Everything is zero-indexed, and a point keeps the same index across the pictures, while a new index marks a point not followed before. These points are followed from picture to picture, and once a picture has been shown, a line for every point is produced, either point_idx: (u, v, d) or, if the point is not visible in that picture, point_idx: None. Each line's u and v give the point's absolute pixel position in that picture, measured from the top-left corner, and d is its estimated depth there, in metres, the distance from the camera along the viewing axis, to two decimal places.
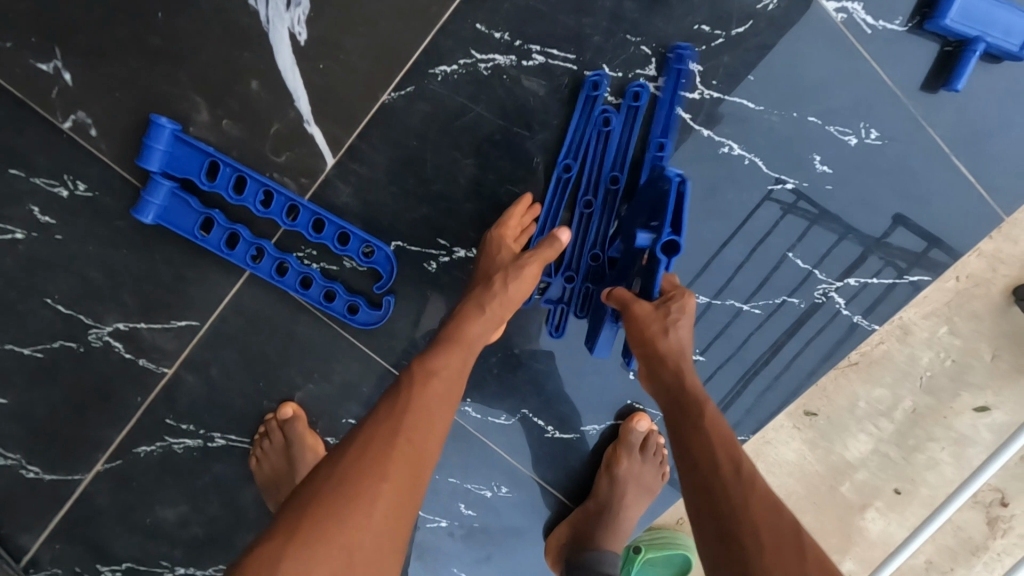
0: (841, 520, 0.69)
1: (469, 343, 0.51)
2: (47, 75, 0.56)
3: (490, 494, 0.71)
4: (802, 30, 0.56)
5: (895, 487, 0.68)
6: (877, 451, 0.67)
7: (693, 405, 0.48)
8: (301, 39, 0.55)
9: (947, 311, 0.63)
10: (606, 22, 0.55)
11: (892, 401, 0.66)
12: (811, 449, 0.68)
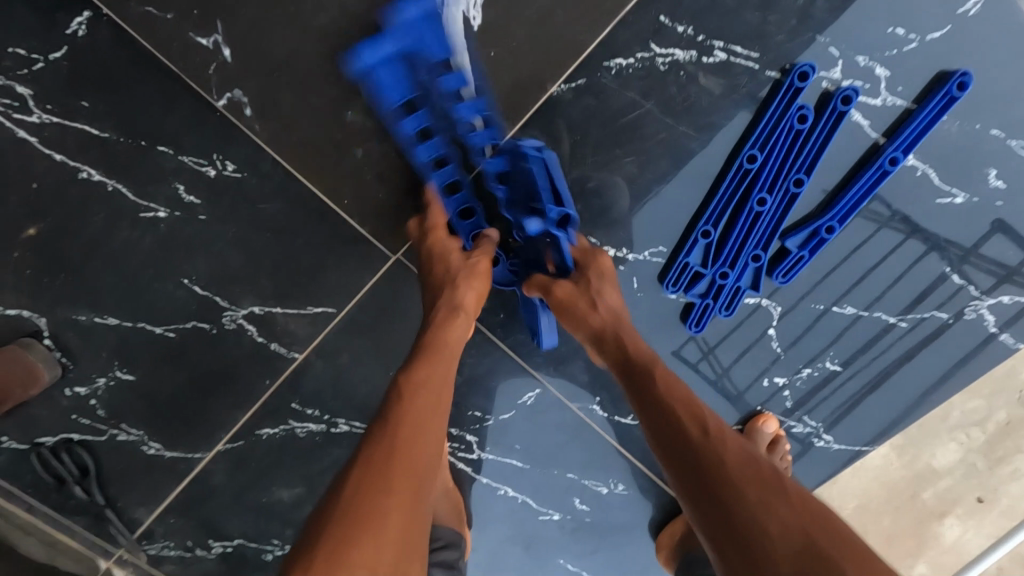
0: (919, 524, 0.66)
1: (448, 336, 0.50)
2: (206, 50, 0.56)
3: (605, 492, 0.71)
4: (1001, 37, 0.53)
5: (976, 495, 0.65)
6: (965, 460, 0.65)
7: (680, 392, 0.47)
8: (475, 23, 0.54)
9: None
10: (793, 21, 0.53)
11: (985, 411, 0.64)
12: (897, 454, 0.66)
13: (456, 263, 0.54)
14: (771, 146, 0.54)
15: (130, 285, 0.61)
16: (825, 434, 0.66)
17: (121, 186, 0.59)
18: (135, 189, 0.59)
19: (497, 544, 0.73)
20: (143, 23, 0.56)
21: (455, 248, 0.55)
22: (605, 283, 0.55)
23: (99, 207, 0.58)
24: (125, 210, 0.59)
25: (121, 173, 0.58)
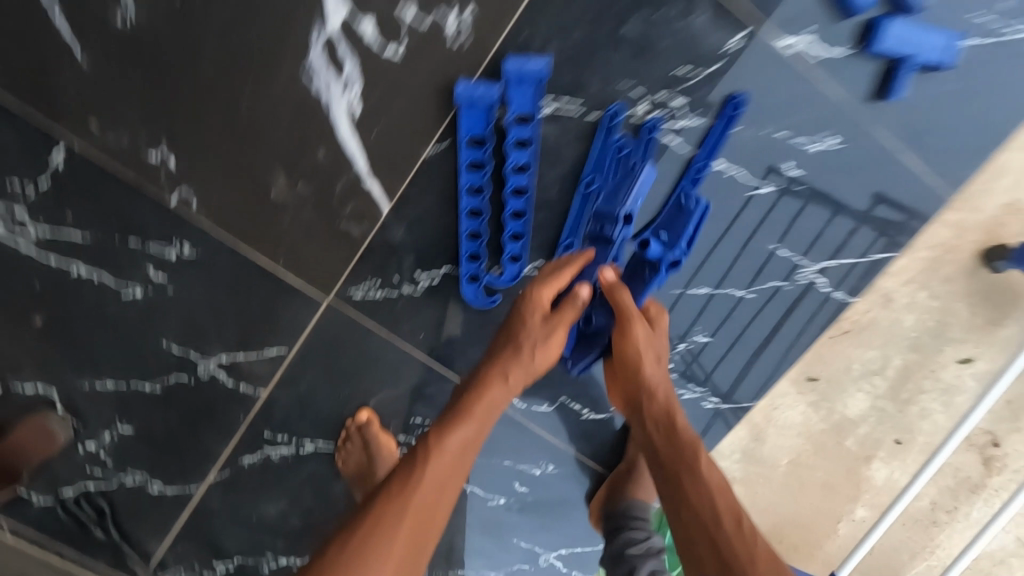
0: (849, 469, 0.83)
1: (479, 421, 0.62)
2: (157, 162, 0.69)
3: (539, 472, 0.84)
4: (766, 64, 0.67)
5: (894, 438, 0.81)
6: (874, 407, 0.80)
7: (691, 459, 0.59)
8: (356, 113, 0.68)
9: (922, 278, 0.75)
10: (603, 72, 0.67)
11: (882, 360, 0.78)
12: (815, 409, 0.81)
13: (540, 335, 0.66)
14: (603, 172, 0.69)
15: (120, 351, 0.76)
16: (712, 397, 0.81)
17: (103, 276, 0.72)
18: (115, 275, 0.73)
19: (458, 530, 0.86)
20: (106, 149, 0.68)
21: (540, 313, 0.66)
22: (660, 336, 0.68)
23: (88, 293, 0.73)
24: (108, 292, 0.73)
25: (101, 265, 0.72)
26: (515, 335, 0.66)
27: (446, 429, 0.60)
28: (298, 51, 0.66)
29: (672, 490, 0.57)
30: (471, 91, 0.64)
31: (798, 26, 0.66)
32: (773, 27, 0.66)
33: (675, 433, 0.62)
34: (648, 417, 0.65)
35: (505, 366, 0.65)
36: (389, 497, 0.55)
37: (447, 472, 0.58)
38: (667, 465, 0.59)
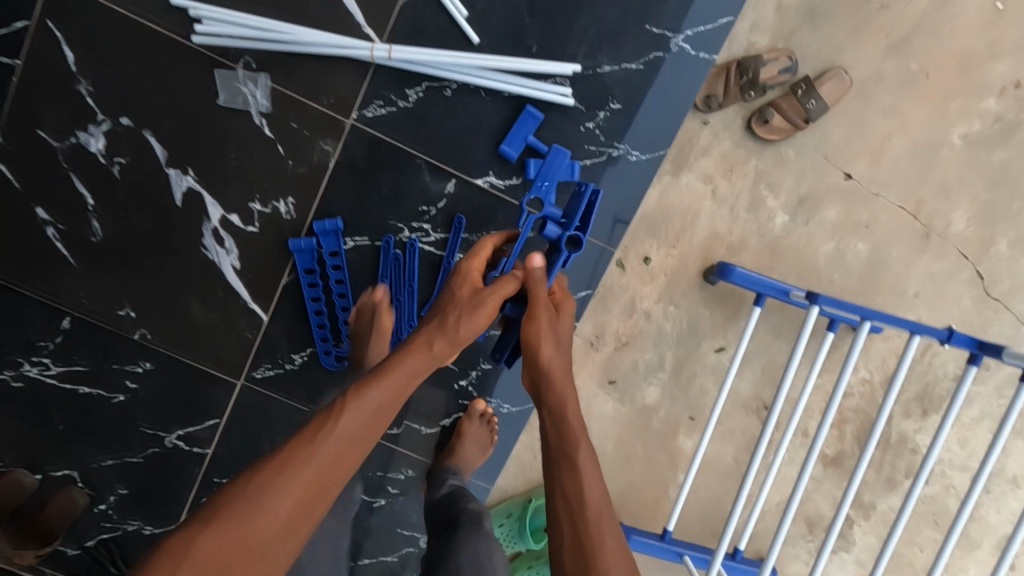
0: (661, 436, 1.43)
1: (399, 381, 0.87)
2: (122, 315, 1.13)
3: (402, 475, 1.32)
4: (472, 195, 1.12)
5: (689, 416, 1.43)
6: (663, 392, 1.42)
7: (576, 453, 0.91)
8: (236, 265, 1.12)
9: (667, 297, 1.38)
10: (377, 216, 1.12)
11: (658, 358, 1.40)
12: (621, 400, 1.42)
13: (473, 317, 0.92)
14: (390, 276, 1.13)
15: (114, 437, 1.17)
16: (504, 404, 1.32)
17: (98, 390, 1.15)
18: (105, 388, 1.16)
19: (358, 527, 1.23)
20: (94, 312, 1.13)
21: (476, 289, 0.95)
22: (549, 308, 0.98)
23: (90, 402, 1.16)
24: (102, 400, 1.16)
25: (96, 384, 1.15)
26: (455, 317, 0.92)
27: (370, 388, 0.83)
28: (197, 237, 1.11)
29: (558, 473, 0.91)
30: (299, 242, 1.09)
31: (484, 172, 1.11)
32: (470, 173, 1.11)
33: (568, 431, 0.93)
34: (547, 407, 0.96)
35: (437, 340, 0.90)
36: (319, 431, 0.79)
37: (363, 418, 0.82)
38: (562, 450, 0.92)
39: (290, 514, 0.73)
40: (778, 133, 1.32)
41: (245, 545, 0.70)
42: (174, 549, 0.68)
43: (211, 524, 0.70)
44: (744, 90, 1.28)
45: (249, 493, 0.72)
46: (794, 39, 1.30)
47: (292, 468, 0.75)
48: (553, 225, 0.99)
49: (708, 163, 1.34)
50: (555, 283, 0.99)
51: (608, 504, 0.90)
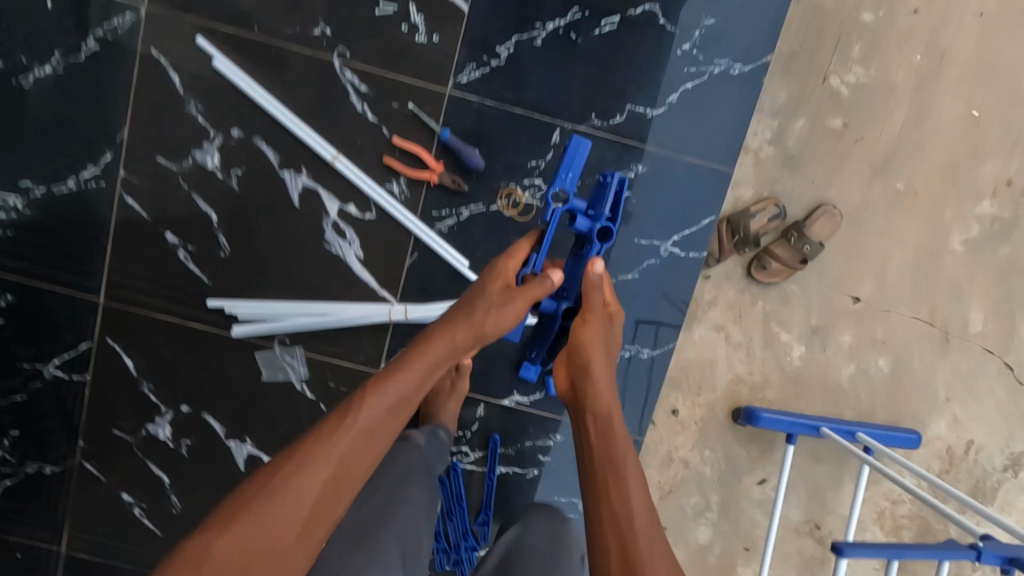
0: (721, 569, 1.48)
1: (419, 376, 0.88)
2: None
3: None
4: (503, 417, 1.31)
5: (745, 546, 1.47)
6: (714, 529, 1.46)
7: (616, 474, 0.90)
8: None
9: (701, 443, 1.43)
10: None
11: (704, 499, 1.45)
12: (677, 543, 1.47)
13: (502, 312, 0.93)
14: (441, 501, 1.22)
15: None
16: None
17: None
18: None
19: None
20: None
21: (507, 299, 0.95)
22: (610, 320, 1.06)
23: None
24: None
25: None
26: (471, 298, 0.96)
27: (386, 385, 0.84)
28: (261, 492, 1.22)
29: (600, 496, 0.88)
30: None
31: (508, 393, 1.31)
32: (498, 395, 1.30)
33: (610, 454, 0.92)
34: (591, 408, 0.97)
35: (454, 329, 0.92)
36: (337, 428, 0.80)
37: (381, 416, 0.82)
38: (605, 476, 0.90)
39: (310, 512, 0.75)
40: (779, 275, 1.36)
41: (269, 551, 0.72)
42: (201, 539, 0.71)
43: (231, 508, 0.73)
44: (738, 246, 1.33)
45: (267, 477, 0.75)
46: (778, 187, 1.35)
47: (310, 452, 0.77)
48: (582, 217, 1.01)
49: (718, 314, 1.39)
50: (592, 288, 1.01)
51: (643, 485, 0.90)
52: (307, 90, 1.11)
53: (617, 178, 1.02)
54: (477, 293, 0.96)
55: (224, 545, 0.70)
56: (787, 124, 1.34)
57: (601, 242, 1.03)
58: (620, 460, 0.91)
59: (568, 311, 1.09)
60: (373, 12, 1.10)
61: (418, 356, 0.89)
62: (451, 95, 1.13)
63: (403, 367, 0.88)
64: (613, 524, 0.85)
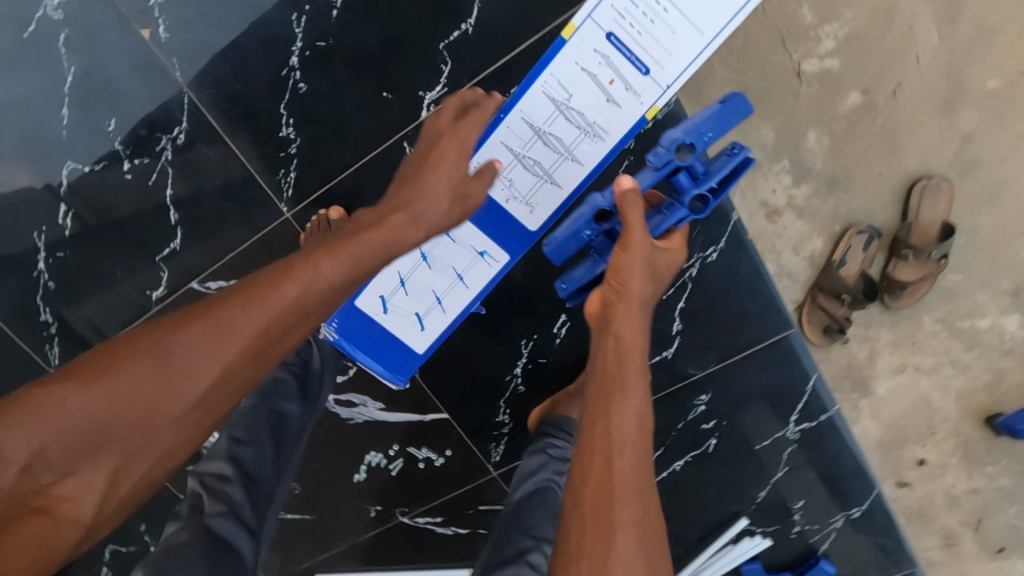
0: None
1: (378, 239, 0.65)
2: None
3: None
4: None
5: None
6: None
7: (620, 379, 0.66)
8: None
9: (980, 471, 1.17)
10: None
11: None
12: None
13: (433, 194, 0.70)
14: None
15: None
16: None
17: None
18: None
19: None
20: None
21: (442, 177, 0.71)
22: (661, 255, 0.75)
23: None
24: None
25: None
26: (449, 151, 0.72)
27: (322, 254, 0.62)
28: None
29: (598, 403, 0.65)
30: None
31: None
32: None
33: (620, 358, 0.68)
34: (614, 332, 0.71)
35: (419, 201, 0.69)
36: (263, 286, 0.59)
37: (305, 293, 0.59)
38: (603, 380, 0.67)
39: (202, 392, 0.56)
40: (922, 287, 1.05)
41: (148, 408, 0.54)
42: (69, 386, 0.53)
43: (128, 345, 0.55)
44: (854, 307, 1.04)
45: (168, 332, 0.55)
46: (846, 213, 1.04)
47: (223, 319, 0.56)
48: (682, 174, 0.75)
49: (892, 357, 1.11)
50: (638, 211, 0.73)
51: (647, 439, 0.63)
52: (409, 549, 1.13)
53: (747, 155, 0.76)
54: (433, 161, 0.72)
55: (92, 398, 0.53)
56: (800, 154, 1.01)
57: (691, 213, 0.76)
58: (630, 372, 0.66)
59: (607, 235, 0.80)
60: (391, 473, 1.07)
61: (357, 234, 0.65)
62: (502, 472, 1.06)
63: (349, 233, 0.65)
64: (600, 449, 0.62)
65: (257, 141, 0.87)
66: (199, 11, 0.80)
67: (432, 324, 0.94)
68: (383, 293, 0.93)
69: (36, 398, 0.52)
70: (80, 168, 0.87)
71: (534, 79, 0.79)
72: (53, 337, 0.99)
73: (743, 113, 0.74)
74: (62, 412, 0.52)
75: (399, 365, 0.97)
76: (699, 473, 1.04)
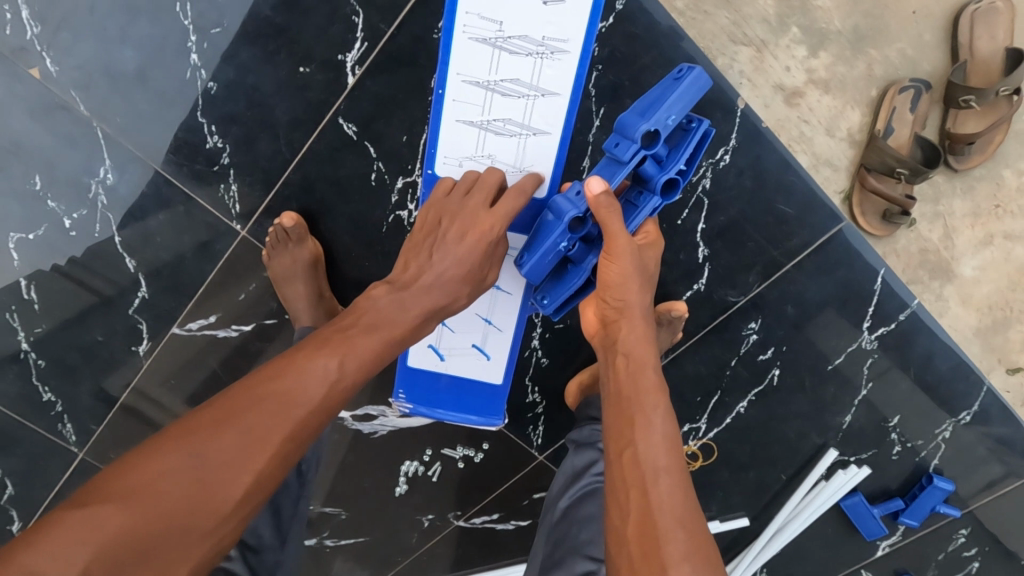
0: None
1: (394, 330, 0.57)
2: None
3: None
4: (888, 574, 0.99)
5: None
6: None
7: (640, 401, 0.56)
8: None
9: None
10: None
11: None
12: None
13: (448, 284, 0.62)
14: None
15: None
16: None
17: None
18: None
19: None
20: None
21: (449, 266, 0.62)
22: (645, 252, 0.64)
23: None
24: None
25: None
26: (475, 229, 0.62)
27: (352, 348, 0.53)
28: None
29: (620, 431, 0.55)
30: None
31: (873, 546, 0.98)
32: (869, 553, 0.98)
33: (637, 373, 0.58)
34: (622, 350, 0.60)
35: (433, 290, 0.61)
36: (296, 369, 0.49)
37: (346, 384, 0.51)
38: (623, 401, 0.57)
39: (235, 508, 0.44)
40: (995, 137, 0.86)
41: (177, 528, 0.42)
42: (94, 506, 0.40)
43: (151, 451, 0.43)
44: (913, 180, 0.85)
45: (204, 434, 0.44)
46: (880, 71, 0.85)
47: (258, 420, 0.45)
48: (649, 163, 0.60)
49: (987, 233, 0.88)
50: (618, 219, 0.59)
51: (682, 464, 0.53)
52: (471, 557, 1.01)
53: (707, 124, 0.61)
54: (433, 243, 0.63)
55: (116, 522, 0.40)
56: (808, 16, 0.83)
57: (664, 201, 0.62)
58: (649, 390, 0.56)
59: (585, 240, 0.67)
60: (433, 479, 0.98)
61: (382, 324, 0.57)
62: (549, 455, 0.97)
63: (372, 320, 0.57)
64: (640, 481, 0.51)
65: (184, 160, 0.77)
66: (77, 31, 0.71)
67: (496, 348, 0.80)
68: (430, 344, 0.80)
69: (52, 526, 0.39)
70: (25, 237, 0.78)
71: (453, 30, 0.65)
72: (63, 413, 0.86)
73: (701, 85, 0.58)
74: (77, 541, 0.38)
75: (491, 404, 0.83)
76: (765, 412, 0.91)
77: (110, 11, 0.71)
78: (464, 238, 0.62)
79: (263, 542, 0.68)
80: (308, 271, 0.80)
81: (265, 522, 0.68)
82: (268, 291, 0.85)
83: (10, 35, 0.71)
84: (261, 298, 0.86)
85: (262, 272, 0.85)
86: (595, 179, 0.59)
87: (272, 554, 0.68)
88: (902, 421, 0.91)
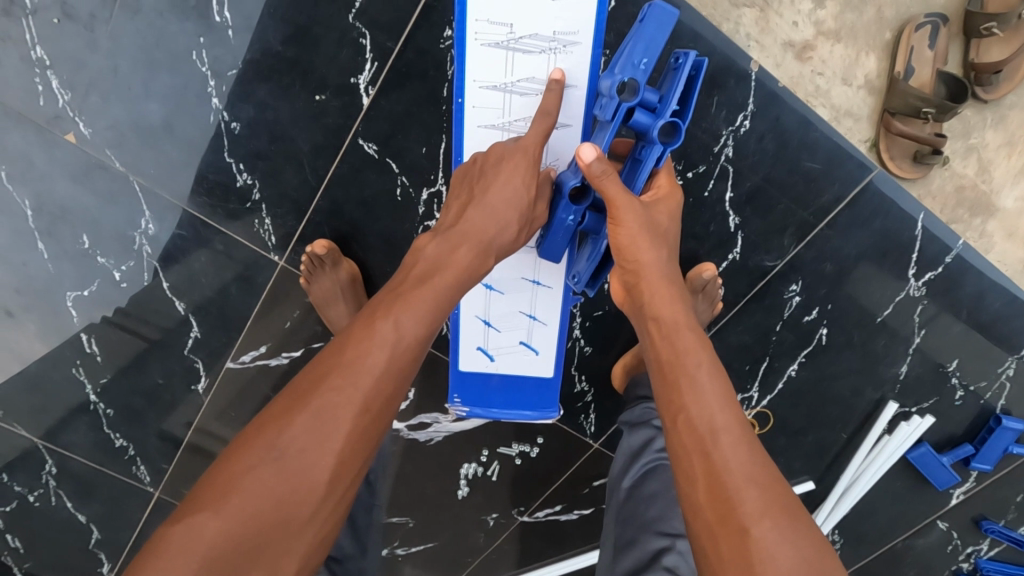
0: None
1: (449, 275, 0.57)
2: None
3: None
4: (963, 522, 0.96)
5: None
6: None
7: (684, 361, 0.56)
8: None
9: None
10: None
11: None
12: None
13: (497, 212, 0.61)
14: None
15: None
16: None
17: None
18: None
19: None
20: None
21: (497, 194, 0.61)
22: (657, 208, 0.64)
23: None
24: None
25: None
26: (507, 156, 0.63)
27: (405, 306, 0.53)
28: None
29: (670, 392, 0.55)
30: None
31: (945, 496, 0.95)
32: (943, 503, 0.96)
33: (675, 331, 0.58)
34: (653, 316, 0.60)
35: (482, 224, 0.60)
36: (354, 343, 0.50)
37: (406, 345, 0.51)
38: (667, 364, 0.56)
39: (330, 485, 0.46)
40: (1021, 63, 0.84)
41: (280, 518, 0.44)
42: (194, 516, 0.42)
43: (235, 454, 0.45)
44: (942, 118, 0.82)
45: (278, 426, 0.46)
46: (891, 12, 0.83)
47: (326, 401, 0.47)
48: (641, 113, 0.59)
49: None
50: (615, 180, 0.59)
51: (739, 419, 0.53)
52: (538, 551, 1.02)
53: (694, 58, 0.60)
54: (477, 182, 0.63)
55: (219, 525, 0.42)
56: None
57: (667, 146, 0.61)
58: (689, 349, 0.56)
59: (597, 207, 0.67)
60: (492, 479, 0.99)
61: (437, 273, 0.56)
62: (603, 441, 0.97)
63: (420, 274, 0.56)
64: (702, 442, 0.51)
65: (217, 201, 0.80)
66: (105, 93, 0.75)
67: (542, 342, 0.81)
68: (478, 346, 0.81)
69: (162, 543, 0.41)
70: (80, 294, 0.82)
71: (465, 39, 0.65)
72: (136, 456, 0.90)
73: (669, 19, 0.58)
74: (191, 550, 0.41)
75: (544, 398, 0.84)
76: (815, 373, 0.90)
77: (132, 68, 0.74)
78: (505, 168, 0.63)
79: (345, 552, 0.70)
80: (346, 290, 0.82)
81: (344, 533, 0.70)
82: (312, 315, 0.88)
83: (44, 106, 0.74)
84: (305, 324, 0.88)
85: (303, 297, 0.87)
86: (585, 146, 0.59)
87: (355, 561, 0.71)
88: (960, 365, 0.89)
